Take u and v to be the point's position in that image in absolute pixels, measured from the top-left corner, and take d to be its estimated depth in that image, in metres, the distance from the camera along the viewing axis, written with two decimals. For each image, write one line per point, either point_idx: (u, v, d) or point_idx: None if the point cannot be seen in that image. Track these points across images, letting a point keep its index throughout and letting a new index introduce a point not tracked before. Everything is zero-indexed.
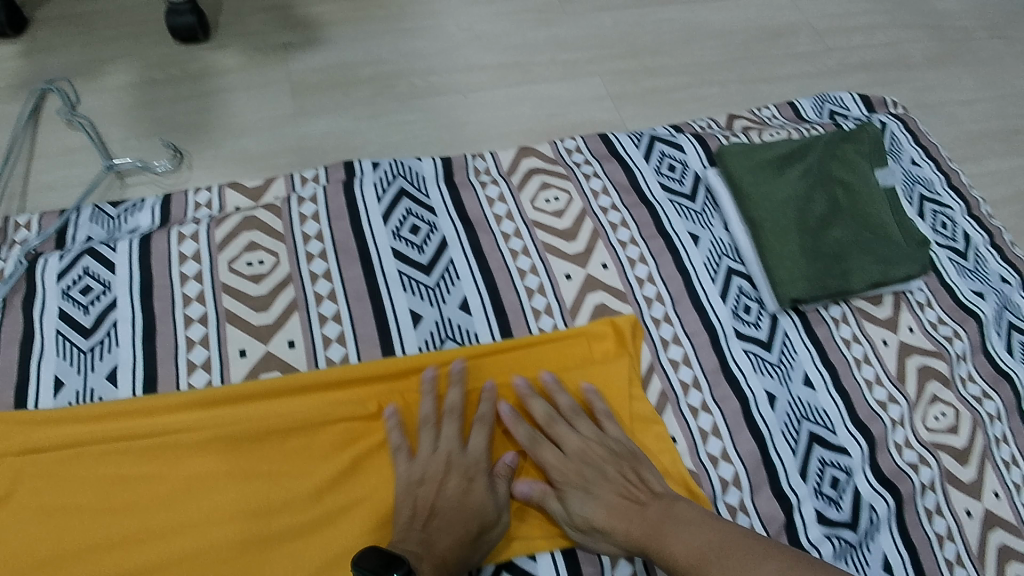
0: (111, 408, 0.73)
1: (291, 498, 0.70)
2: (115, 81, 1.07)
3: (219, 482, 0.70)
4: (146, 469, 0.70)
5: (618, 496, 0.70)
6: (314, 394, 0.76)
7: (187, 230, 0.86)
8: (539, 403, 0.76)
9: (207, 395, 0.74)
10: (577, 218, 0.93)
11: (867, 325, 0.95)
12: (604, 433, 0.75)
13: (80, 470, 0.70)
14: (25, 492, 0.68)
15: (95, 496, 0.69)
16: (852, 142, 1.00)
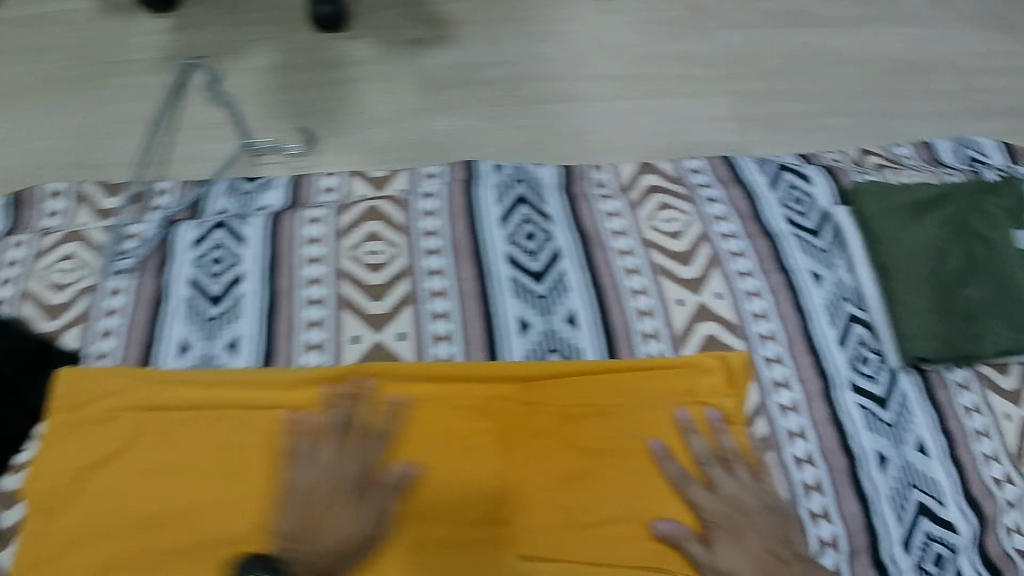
0: (227, 377, 0.79)
1: (383, 492, 0.72)
2: (256, 61, 1.12)
3: (316, 464, 0.73)
4: (250, 441, 0.75)
5: (764, 548, 0.69)
6: (411, 387, 0.78)
7: (316, 214, 0.90)
8: (699, 442, 0.75)
9: (312, 376, 0.78)
10: (694, 243, 0.91)
11: (991, 396, 0.87)
12: (760, 483, 0.74)
13: (194, 432, 0.75)
14: (148, 446, 0.75)
15: (204, 460, 0.74)
16: (998, 196, 0.92)
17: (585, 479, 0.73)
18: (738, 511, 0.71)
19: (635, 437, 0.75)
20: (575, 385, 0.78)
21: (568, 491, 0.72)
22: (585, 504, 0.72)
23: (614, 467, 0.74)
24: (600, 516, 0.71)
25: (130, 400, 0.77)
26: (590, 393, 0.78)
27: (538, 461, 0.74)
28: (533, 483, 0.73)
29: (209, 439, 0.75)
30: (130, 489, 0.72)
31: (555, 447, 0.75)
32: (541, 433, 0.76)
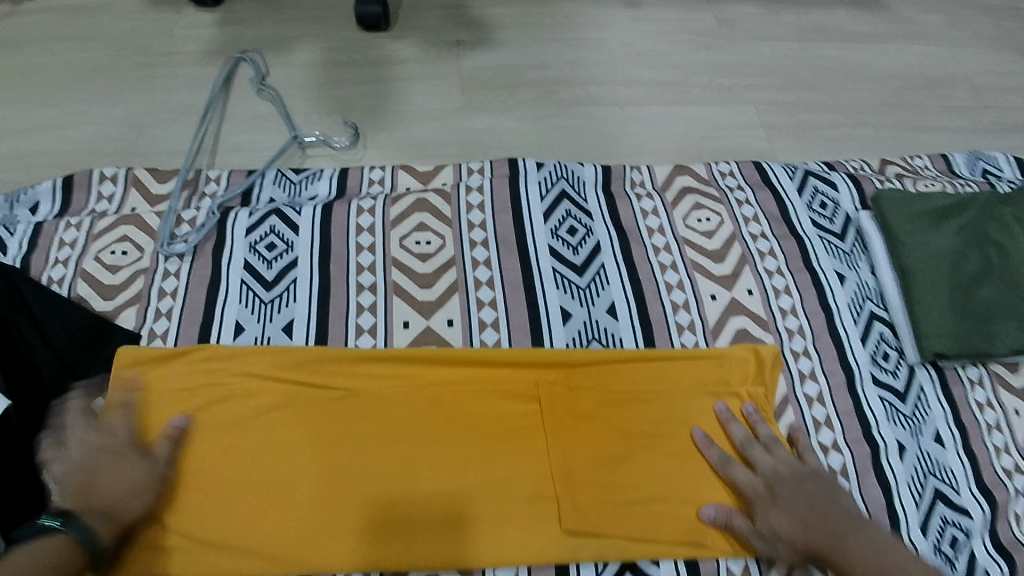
0: (288, 356, 0.81)
1: (439, 474, 0.75)
2: (302, 58, 1.16)
3: (376, 445, 0.76)
4: (311, 420, 0.77)
5: (812, 511, 0.70)
6: (468, 373, 0.81)
7: (365, 205, 0.94)
8: (738, 427, 0.78)
9: (372, 358, 0.81)
10: (726, 241, 0.96)
11: (1002, 393, 0.93)
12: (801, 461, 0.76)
13: (253, 409, 0.77)
14: (206, 423, 0.76)
15: (264, 435, 0.76)
16: (1013, 206, 0.97)
17: (633, 463, 0.77)
18: (782, 480, 0.73)
19: (680, 426, 0.79)
20: (621, 373, 0.82)
21: (619, 473, 0.76)
22: (634, 484, 0.76)
23: (660, 452, 0.78)
24: (648, 497, 0.75)
25: (186, 380, 0.79)
26: (635, 382, 0.82)
27: (588, 445, 0.78)
28: (585, 465, 0.77)
29: (269, 417, 0.77)
30: (192, 464, 0.74)
31: (603, 432, 0.79)
32: (590, 419, 0.80)
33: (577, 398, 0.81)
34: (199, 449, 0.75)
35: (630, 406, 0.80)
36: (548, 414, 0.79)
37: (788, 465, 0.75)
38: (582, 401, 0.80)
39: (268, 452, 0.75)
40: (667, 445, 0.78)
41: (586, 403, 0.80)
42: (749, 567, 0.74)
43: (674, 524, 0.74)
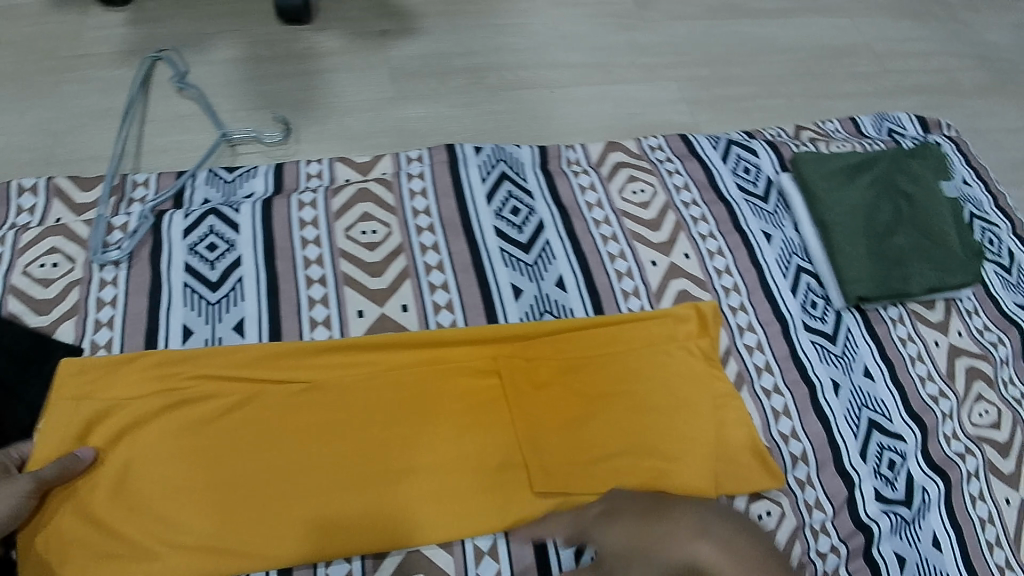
0: (243, 355, 0.80)
1: (411, 452, 0.77)
2: (222, 55, 1.13)
3: (344, 431, 0.77)
4: (274, 414, 0.77)
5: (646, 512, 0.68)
6: (427, 353, 0.83)
7: (305, 198, 0.93)
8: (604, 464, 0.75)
9: (329, 345, 0.81)
10: (661, 210, 1.00)
11: (921, 327, 1.03)
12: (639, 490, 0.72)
13: (216, 410, 0.76)
14: (168, 429, 0.74)
15: (228, 435, 0.75)
16: (918, 158, 1.07)
17: (593, 423, 0.81)
18: (623, 500, 0.71)
19: (632, 384, 0.84)
20: (575, 340, 0.86)
21: (582, 434, 0.80)
22: (598, 443, 0.80)
23: (619, 410, 0.82)
24: (611, 453, 0.79)
25: (135, 387, 0.76)
26: (590, 348, 0.86)
27: (551, 410, 0.81)
28: (550, 430, 0.80)
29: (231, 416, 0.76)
30: (160, 473, 0.72)
31: (564, 397, 0.82)
32: (550, 385, 0.82)
33: (537, 367, 0.83)
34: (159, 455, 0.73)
35: (585, 369, 0.84)
36: (511, 384, 0.82)
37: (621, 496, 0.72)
38: (538, 370, 0.83)
39: (233, 451, 0.74)
40: (625, 403, 0.82)
41: (545, 370, 0.83)
42: None
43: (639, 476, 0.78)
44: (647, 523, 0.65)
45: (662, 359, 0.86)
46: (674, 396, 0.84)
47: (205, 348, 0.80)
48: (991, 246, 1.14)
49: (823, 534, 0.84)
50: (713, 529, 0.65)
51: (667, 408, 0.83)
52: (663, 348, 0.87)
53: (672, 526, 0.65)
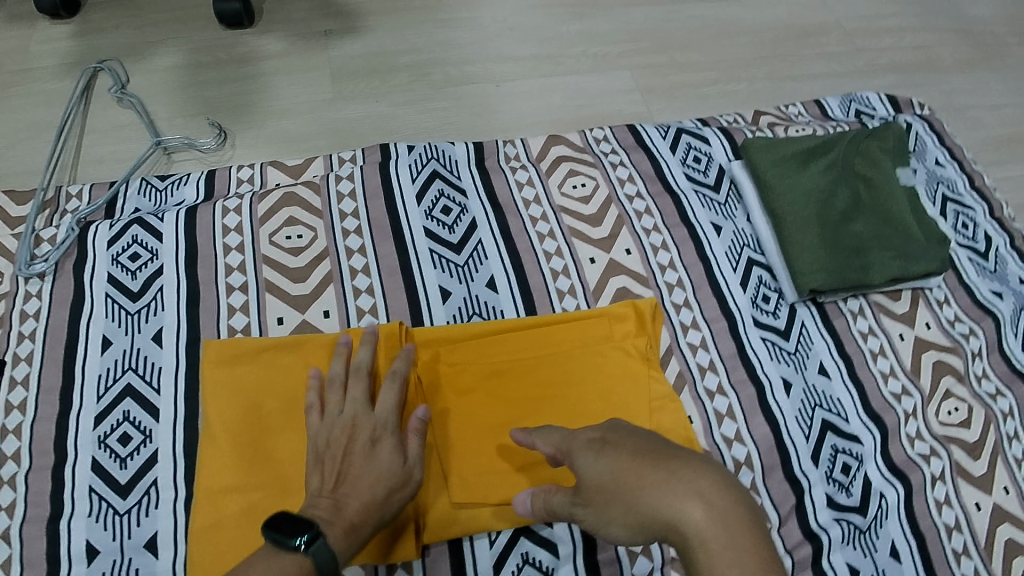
0: (220, 356, 0.76)
1: None
2: (162, 62, 1.11)
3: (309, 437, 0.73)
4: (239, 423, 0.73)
5: (632, 453, 0.57)
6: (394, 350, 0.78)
7: (230, 204, 0.91)
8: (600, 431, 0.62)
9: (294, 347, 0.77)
10: (602, 205, 0.97)
11: (884, 320, 0.97)
12: (645, 437, 0.60)
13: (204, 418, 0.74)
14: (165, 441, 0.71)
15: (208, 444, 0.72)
16: (877, 140, 1.01)
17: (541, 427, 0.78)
18: (619, 438, 0.60)
19: (569, 385, 0.80)
20: (528, 337, 0.83)
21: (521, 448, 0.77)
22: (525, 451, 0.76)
23: (550, 415, 0.79)
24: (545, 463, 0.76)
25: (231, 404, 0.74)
26: (530, 348, 0.82)
27: (497, 415, 0.78)
28: (486, 439, 0.77)
29: (263, 423, 0.73)
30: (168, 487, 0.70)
31: (501, 399, 0.79)
32: (493, 390, 0.79)
33: (478, 370, 0.80)
34: (220, 467, 0.71)
35: (512, 371, 0.81)
36: (432, 390, 0.79)
37: (621, 440, 0.60)
38: (467, 373, 0.80)
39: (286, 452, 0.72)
40: (555, 405, 0.79)
41: (500, 372, 0.80)
42: None
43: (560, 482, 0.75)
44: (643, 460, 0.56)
45: (597, 359, 0.82)
46: (611, 399, 0.80)
47: (216, 349, 0.77)
48: (966, 230, 1.08)
49: None
50: (716, 487, 0.53)
51: (598, 410, 0.79)
52: (601, 347, 0.83)
53: (672, 472, 0.54)
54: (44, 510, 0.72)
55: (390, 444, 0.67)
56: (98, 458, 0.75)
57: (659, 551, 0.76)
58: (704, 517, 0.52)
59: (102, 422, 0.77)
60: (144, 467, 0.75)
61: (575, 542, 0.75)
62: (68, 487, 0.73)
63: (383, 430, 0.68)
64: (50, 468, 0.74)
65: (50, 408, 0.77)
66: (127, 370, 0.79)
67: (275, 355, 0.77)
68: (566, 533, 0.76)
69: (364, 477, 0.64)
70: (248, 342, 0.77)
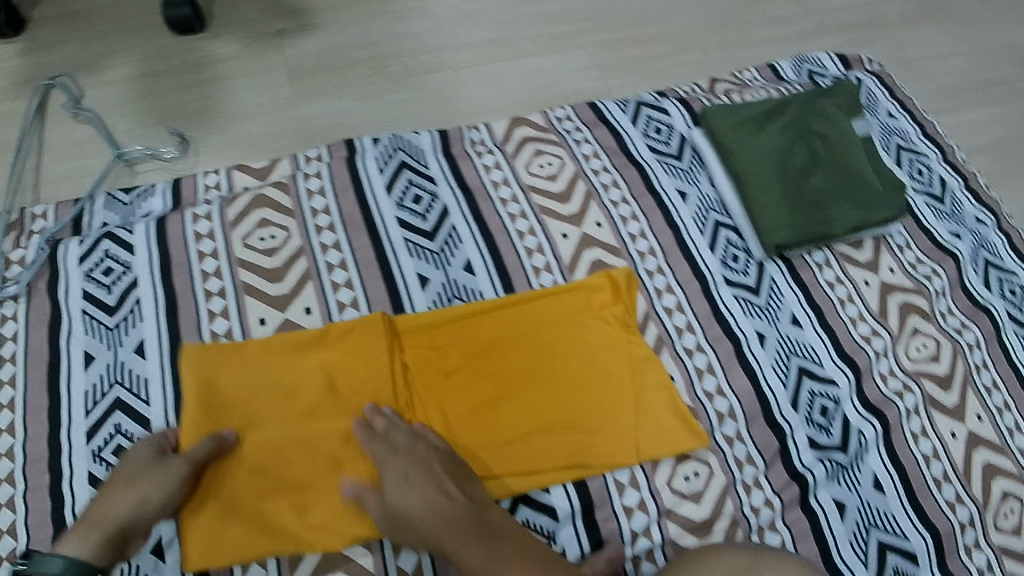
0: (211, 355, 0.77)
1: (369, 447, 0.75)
2: (116, 74, 1.10)
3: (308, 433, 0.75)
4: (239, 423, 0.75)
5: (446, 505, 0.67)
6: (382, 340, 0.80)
7: (200, 211, 0.91)
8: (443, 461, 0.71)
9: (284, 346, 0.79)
10: (570, 181, 0.98)
11: (850, 268, 1.00)
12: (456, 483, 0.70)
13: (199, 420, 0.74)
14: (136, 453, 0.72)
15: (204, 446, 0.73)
16: (829, 97, 1.04)
17: (531, 400, 0.81)
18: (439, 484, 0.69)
19: (553, 360, 0.83)
20: (510, 315, 0.85)
21: (511, 424, 0.79)
22: (515, 423, 0.79)
23: (536, 387, 0.81)
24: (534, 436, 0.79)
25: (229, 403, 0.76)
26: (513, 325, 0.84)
27: (485, 393, 0.80)
28: (478, 417, 0.79)
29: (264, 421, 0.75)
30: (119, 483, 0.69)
31: (489, 377, 0.81)
32: (479, 371, 0.81)
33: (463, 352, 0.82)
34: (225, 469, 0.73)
35: (497, 348, 0.83)
36: (419, 374, 0.80)
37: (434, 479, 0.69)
38: (452, 355, 0.82)
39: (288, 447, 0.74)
40: (540, 378, 0.82)
41: (484, 350, 0.82)
42: (635, 474, 0.80)
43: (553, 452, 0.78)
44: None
45: (578, 329, 0.85)
46: (594, 368, 0.83)
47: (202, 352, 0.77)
48: (922, 177, 1.12)
49: (755, 488, 0.83)
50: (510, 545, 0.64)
51: (583, 380, 0.82)
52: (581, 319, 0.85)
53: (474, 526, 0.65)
54: (48, 529, 0.72)
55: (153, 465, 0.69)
56: (94, 472, 0.75)
57: (655, 506, 0.79)
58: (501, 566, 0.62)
59: (94, 436, 0.77)
60: None
61: (572, 503, 0.78)
62: (69, 503, 0.73)
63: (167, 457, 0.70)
64: (48, 486, 0.74)
65: (40, 427, 0.77)
66: (114, 384, 0.80)
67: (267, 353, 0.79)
68: (563, 496, 0.78)
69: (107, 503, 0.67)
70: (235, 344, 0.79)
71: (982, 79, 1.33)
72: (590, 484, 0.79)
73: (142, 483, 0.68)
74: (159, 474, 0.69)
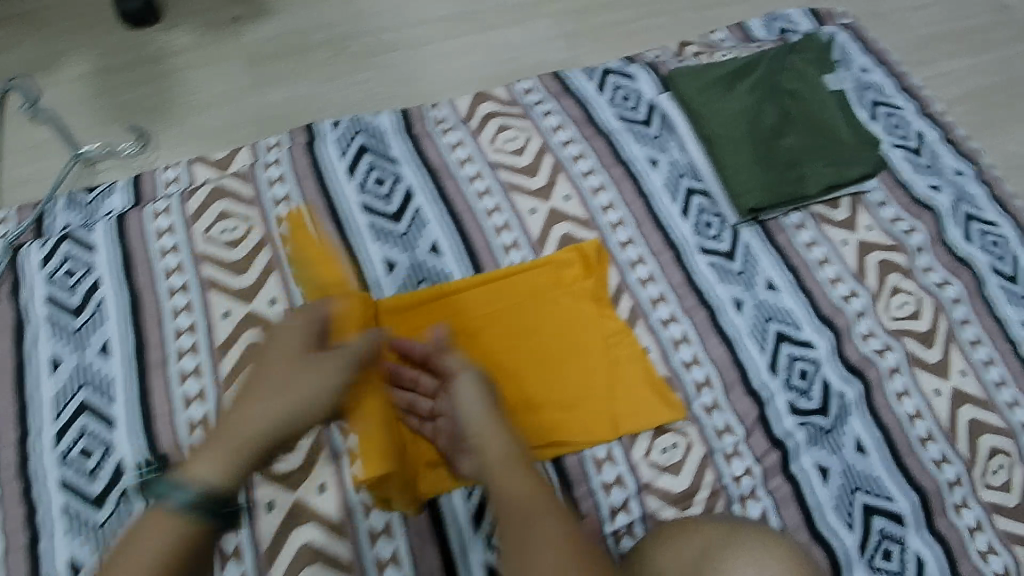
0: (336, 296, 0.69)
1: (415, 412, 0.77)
2: (72, 72, 1.08)
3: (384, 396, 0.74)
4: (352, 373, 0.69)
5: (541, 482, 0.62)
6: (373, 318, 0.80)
7: (160, 207, 0.89)
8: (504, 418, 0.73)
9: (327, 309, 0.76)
10: (537, 155, 0.96)
11: (827, 228, 0.98)
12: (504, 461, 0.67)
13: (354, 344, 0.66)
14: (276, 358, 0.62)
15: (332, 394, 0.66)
16: (798, 54, 1.02)
17: (506, 380, 0.80)
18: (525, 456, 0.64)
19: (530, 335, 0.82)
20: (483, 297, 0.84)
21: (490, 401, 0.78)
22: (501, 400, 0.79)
23: (512, 363, 0.81)
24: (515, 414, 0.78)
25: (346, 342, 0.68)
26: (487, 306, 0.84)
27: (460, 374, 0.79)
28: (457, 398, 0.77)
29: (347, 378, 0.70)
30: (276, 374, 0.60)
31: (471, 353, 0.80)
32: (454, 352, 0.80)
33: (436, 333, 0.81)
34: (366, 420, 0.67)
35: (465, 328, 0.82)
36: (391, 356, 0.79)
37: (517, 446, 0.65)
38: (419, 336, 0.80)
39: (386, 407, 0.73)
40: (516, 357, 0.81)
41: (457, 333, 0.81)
42: (611, 449, 0.79)
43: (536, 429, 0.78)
44: (514, 526, 0.58)
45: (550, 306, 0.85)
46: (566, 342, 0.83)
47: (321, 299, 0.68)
48: (899, 130, 1.10)
49: (736, 456, 0.82)
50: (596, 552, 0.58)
51: (557, 356, 0.82)
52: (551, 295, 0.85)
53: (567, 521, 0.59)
54: (21, 536, 0.71)
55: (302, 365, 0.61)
56: (65, 475, 0.74)
57: (633, 479, 0.78)
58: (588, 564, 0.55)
59: (63, 439, 0.76)
60: (114, 476, 0.75)
61: (548, 481, 0.77)
62: (42, 509, 0.73)
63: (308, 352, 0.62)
64: (19, 492, 0.73)
65: (9, 433, 0.76)
66: (81, 386, 0.79)
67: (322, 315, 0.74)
68: (539, 474, 0.77)
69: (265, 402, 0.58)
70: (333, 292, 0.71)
71: (961, 27, 1.30)
72: (567, 461, 0.78)
73: (304, 382, 0.59)
74: (326, 365, 0.61)
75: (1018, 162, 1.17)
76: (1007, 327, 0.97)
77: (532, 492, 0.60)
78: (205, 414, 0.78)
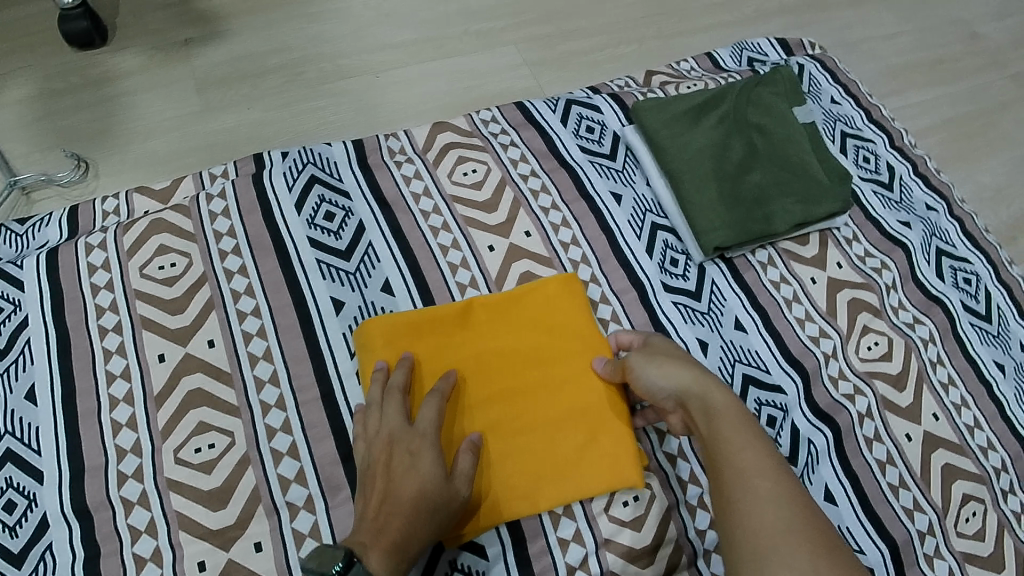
0: (491, 311, 0.79)
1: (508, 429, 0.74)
2: (11, 94, 1.02)
3: (501, 403, 0.75)
4: (517, 375, 0.76)
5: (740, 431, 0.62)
6: (412, 336, 0.76)
7: (94, 240, 0.84)
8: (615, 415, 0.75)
9: (422, 319, 0.77)
10: (497, 189, 0.93)
11: (795, 266, 0.96)
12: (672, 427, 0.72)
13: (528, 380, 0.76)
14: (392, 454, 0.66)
15: (524, 391, 0.76)
16: (766, 86, 0.99)
17: (516, 409, 0.75)
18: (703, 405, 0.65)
19: (542, 362, 0.77)
20: (496, 322, 0.79)
21: (529, 441, 0.74)
22: (527, 427, 0.74)
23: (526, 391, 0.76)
24: (561, 448, 0.73)
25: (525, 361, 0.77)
26: (503, 331, 0.79)
27: (497, 410, 0.74)
28: (502, 436, 0.73)
29: (488, 387, 0.75)
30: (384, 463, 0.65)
31: (501, 377, 0.76)
32: (482, 385, 0.75)
33: (458, 363, 0.76)
34: (509, 421, 0.74)
35: (464, 360, 0.76)
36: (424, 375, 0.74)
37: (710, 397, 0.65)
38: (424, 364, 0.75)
39: (513, 414, 0.75)
40: (526, 389, 0.76)
41: (482, 361, 0.77)
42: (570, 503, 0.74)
43: (563, 457, 0.73)
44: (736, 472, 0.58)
45: (547, 336, 0.79)
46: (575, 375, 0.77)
47: (489, 320, 0.79)
48: (868, 163, 1.08)
49: (701, 509, 0.77)
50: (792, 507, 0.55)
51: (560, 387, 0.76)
52: (548, 323, 0.79)
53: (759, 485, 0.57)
54: None
55: (432, 455, 0.65)
56: None
57: (592, 536, 0.73)
58: (784, 520, 0.55)
59: None
60: (36, 534, 0.69)
61: (503, 539, 0.72)
62: None
63: (422, 441, 0.66)
64: None
65: None
66: (4, 435, 0.73)
67: (440, 326, 0.77)
68: (493, 533, 0.72)
69: (410, 494, 0.63)
70: (459, 318, 0.78)
71: (930, 56, 1.30)
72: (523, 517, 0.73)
73: (429, 480, 0.64)
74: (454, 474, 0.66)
75: (987, 193, 1.16)
76: (979, 366, 0.94)
77: (752, 439, 0.61)
78: (139, 466, 0.72)
